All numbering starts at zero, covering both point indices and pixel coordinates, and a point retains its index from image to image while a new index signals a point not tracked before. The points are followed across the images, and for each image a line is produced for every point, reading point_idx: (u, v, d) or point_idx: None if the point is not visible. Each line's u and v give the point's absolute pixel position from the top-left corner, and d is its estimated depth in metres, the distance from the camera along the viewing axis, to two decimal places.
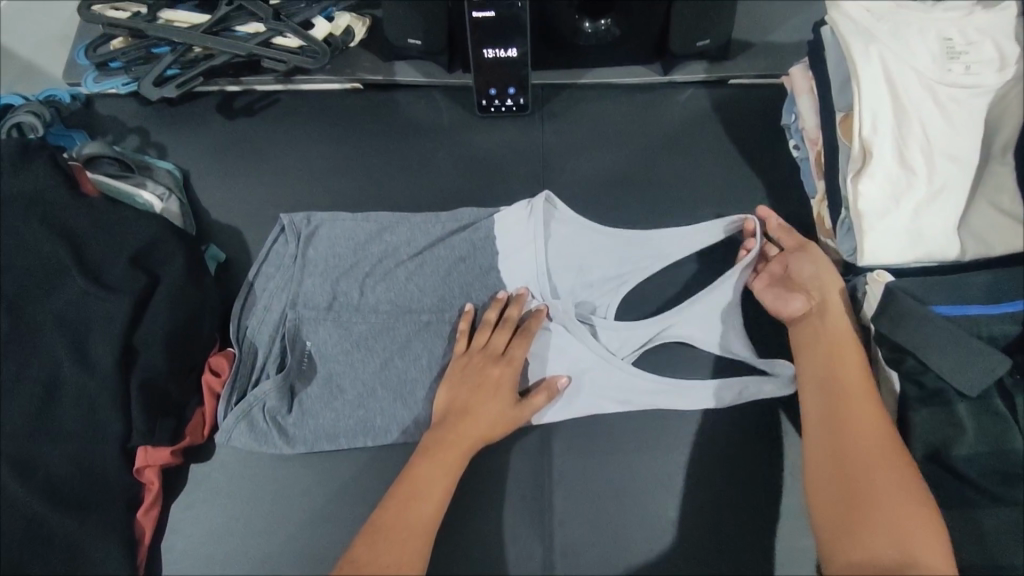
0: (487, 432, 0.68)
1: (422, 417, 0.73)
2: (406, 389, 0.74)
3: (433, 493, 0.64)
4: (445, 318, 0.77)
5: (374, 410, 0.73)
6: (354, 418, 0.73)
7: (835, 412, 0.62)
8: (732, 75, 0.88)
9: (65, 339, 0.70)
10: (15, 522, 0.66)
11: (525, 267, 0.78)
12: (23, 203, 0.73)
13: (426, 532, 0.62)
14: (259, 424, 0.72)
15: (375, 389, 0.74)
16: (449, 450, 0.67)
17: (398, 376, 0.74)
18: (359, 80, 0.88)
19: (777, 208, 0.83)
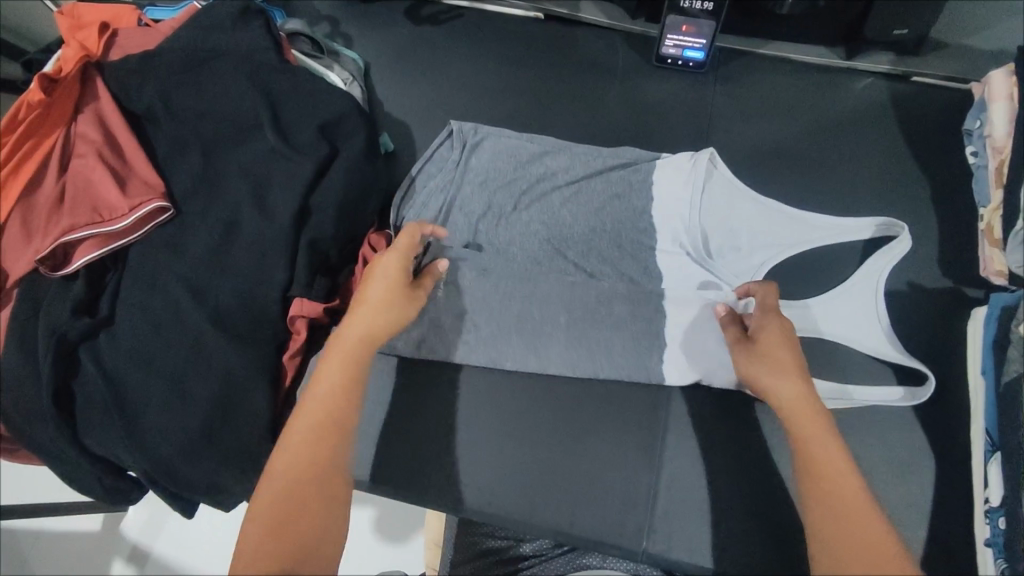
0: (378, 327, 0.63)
1: (556, 335, 0.75)
2: (545, 308, 0.76)
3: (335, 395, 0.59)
4: (592, 250, 0.79)
5: (509, 321, 0.75)
6: (492, 324, 0.75)
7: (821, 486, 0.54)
8: (917, 72, 0.86)
9: (249, 187, 0.76)
10: (181, 338, 0.72)
11: (679, 221, 0.78)
12: (236, 57, 0.79)
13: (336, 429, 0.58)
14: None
15: (513, 300, 0.76)
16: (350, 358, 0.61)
17: (540, 292, 0.76)
18: (543, 10, 0.92)
19: (940, 212, 0.81)
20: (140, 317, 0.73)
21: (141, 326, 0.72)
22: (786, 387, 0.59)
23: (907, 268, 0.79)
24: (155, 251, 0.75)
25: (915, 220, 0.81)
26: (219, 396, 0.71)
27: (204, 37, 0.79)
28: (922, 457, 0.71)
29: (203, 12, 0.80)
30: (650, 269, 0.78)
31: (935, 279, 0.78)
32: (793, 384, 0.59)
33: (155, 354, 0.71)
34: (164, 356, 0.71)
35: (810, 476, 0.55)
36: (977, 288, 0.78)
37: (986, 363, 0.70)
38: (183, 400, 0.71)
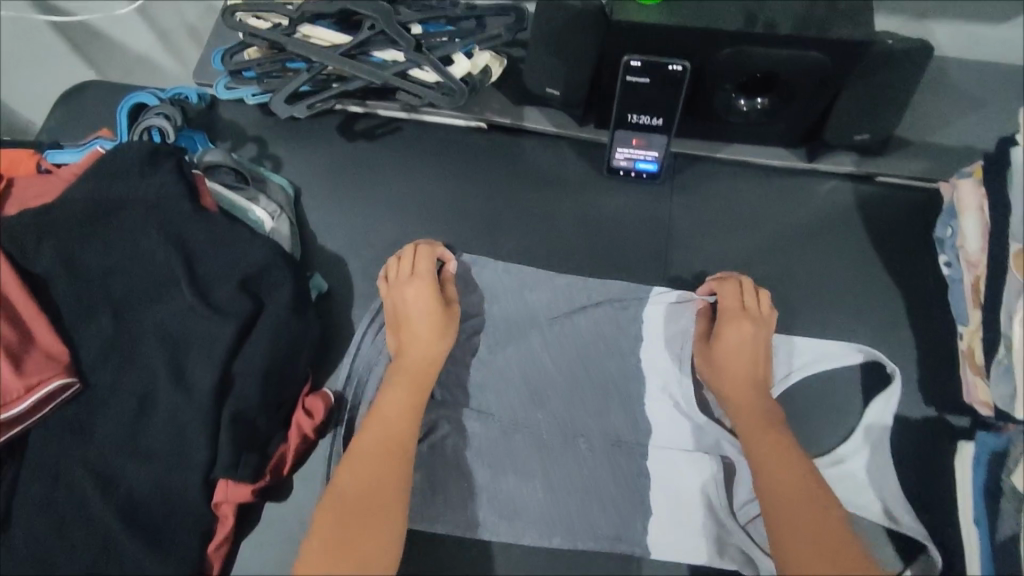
0: (432, 351, 0.71)
1: (530, 501, 0.70)
2: (525, 470, 0.71)
3: (422, 367, 0.70)
4: (575, 400, 0.74)
5: (479, 489, 0.70)
6: (463, 490, 0.70)
7: (784, 501, 0.60)
8: (882, 172, 0.81)
9: (165, 356, 0.68)
10: (89, 541, 0.63)
11: (663, 369, 0.75)
12: (143, 208, 0.71)
13: (387, 455, 0.63)
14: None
15: (487, 463, 0.71)
16: (408, 378, 0.69)
17: (518, 451, 0.72)
18: (486, 120, 0.85)
19: (916, 328, 0.76)
20: (42, 518, 0.64)
21: (42, 529, 0.64)
22: (751, 410, 0.68)
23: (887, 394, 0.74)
24: (58, 434, 0.67)
25: (890, 338, 0.76)
26: None
27: (108, 187, 0.71)
28: None
29: (105, 156, 0.72)
30: (639, 423, 0.73)
31: (918, 405, 0.73)
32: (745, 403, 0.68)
33: (60, 561, 0.63)
34: (69, 563, 0.63)
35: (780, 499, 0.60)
36: (962, 415, 0.72)
37: (979, 511, 0.65)
38: None
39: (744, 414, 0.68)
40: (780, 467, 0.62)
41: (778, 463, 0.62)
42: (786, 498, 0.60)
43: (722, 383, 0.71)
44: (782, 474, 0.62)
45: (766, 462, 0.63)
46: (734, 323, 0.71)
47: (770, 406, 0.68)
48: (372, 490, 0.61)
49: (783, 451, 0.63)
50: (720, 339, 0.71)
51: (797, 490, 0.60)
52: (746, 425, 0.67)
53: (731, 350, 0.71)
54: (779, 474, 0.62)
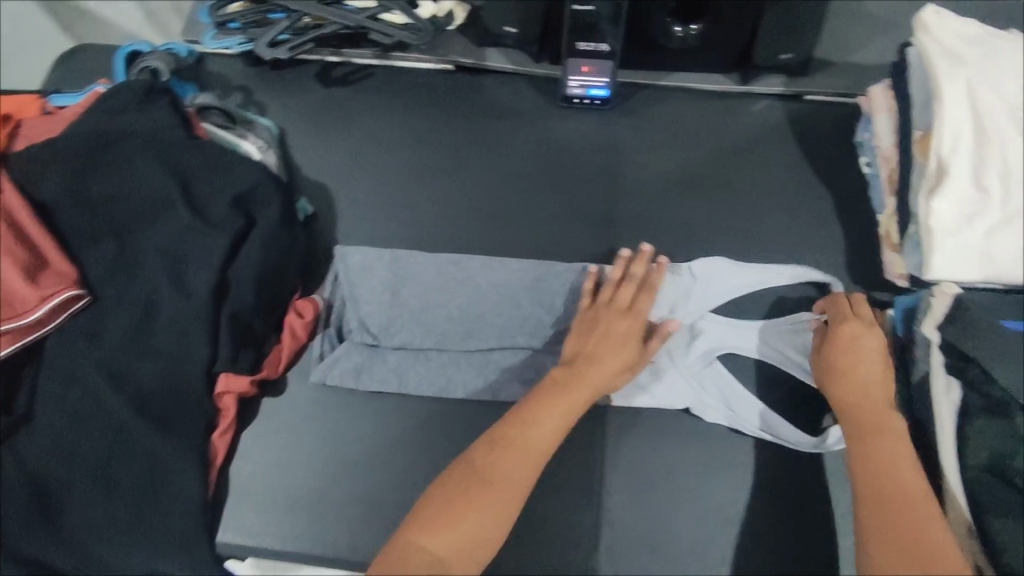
0: (549, 437, 0.67)
1: (498, 359, 0.77)
2: (490, 334, 0.77)
3: (535, 453, 0.66)
4: (531, 270, 0.80)
5: (452, 356, 0.77)
6: (437, 357, 0.77)
7: (888, 495, 0.58)
8: (809, 91, 0.91)
9: (166, 267, 0.76)
10: (104, 430, 0.71)
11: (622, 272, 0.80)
12: (141, 138, 0.79)
13: (539, 458, 0.66)
14: (354, 351, 0.77)
15: (452, 330, 0.78)
16: (568, 402, 0.68)
17: (481, 318, 0.78)
18: (451, 62, 0.93)
19: (842, 221, 0.85)
20: (61, 412, 0.71)
21: (62, 421, 0.71)
22: (889, 452, 0.61)
23: None
24: (71, 339, 0.74)
25: (820, 231, 0.85)
26: (147, 484, 0.70)
27: (109, 121, 0.79)
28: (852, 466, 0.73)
29: (106, 95, 0.80)
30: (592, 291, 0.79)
31: (845, 286, 0.82)
32: (864, 390, 0.66)
33: (78, 448, 0.70)
34: (88, 448, 0.70)
35: (882, 496, 0.59)
36: (884, 292, 0.81)
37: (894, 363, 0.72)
38: (110, 491, 0.69)
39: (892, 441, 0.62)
40: (887, 455, 0.61)
41: (901, 465, 0.60)
42: (902, 531, 0.56)
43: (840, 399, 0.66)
44: (892, 469, 0.60)
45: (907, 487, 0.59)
46: (867, 334, 0.68)
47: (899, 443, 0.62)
48: (448, 533, 0.60)
49: (897, 439, 0.62)
50: (833, 342, 0.69)
51: (902, 471, 0.60)
52: (859, 407, 0.65)
53: (862, 354, 0.67)
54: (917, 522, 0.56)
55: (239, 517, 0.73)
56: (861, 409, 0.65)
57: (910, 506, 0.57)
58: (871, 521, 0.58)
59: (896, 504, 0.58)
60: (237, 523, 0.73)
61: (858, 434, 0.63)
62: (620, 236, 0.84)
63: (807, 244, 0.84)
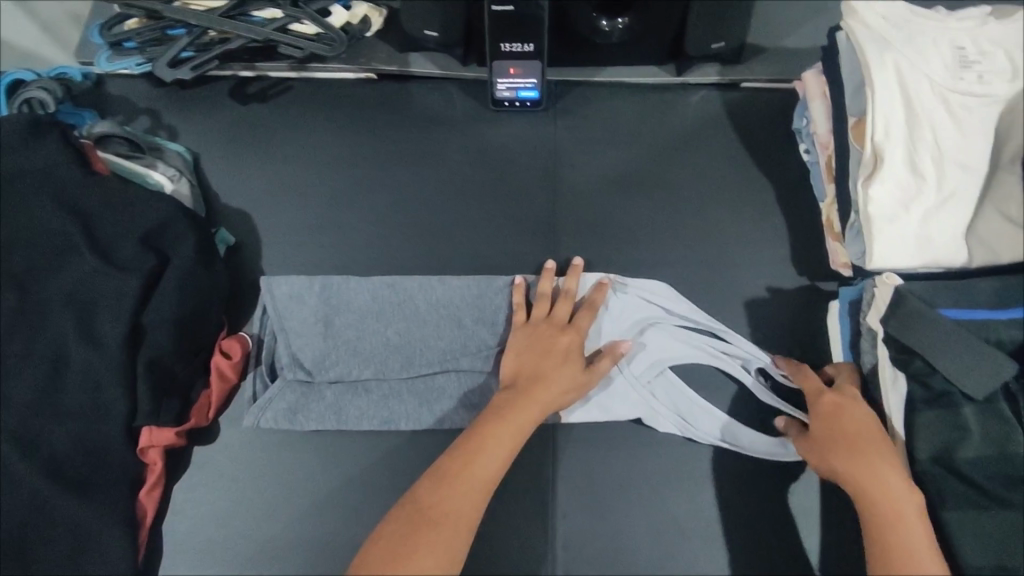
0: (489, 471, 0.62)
1: (442, 385, 0.73)
2: (432, 360, 0.74)
3: (481, 482, 0.62)
4: (473, 287, 0.75)
5: (394, 387, 0.73)
6: (378, 389, 0.73)
7: (887, 552, 0.56)
8: (744, 78, 0.88)
9: (72, 316, 0.70)
10: (15, 501, 0.65)
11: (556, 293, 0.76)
12: (35, 177, 0.73)
13: (485, 488, 0.62)
14: (288, 387, 0.73)
15: (393, 359, 0.74)
16: (511, 435, 0.64)
17: (423, 344, 0.74)
18: (373, 70, 0.88)
19: (785, 212, 0.84)
20: None
21: None
22: (873, 475, 0.59)
23: (764, 272, 0.81)
24: None
25: (764, 223, 0.83)
26: (70, 555, 0.65)
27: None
28: (808, 463, 0.72)
29: None
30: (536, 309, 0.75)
31: (791, 278, 0.80)
32: (863, 448, 0.60)
33: None
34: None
35: (884, 558, 0.56)
36: (830, 282, 0.80)
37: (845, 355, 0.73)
38: (28, 567, 0.64)
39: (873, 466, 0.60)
40: (881, 504, 0.58)
41: (896, 511, 0.57)
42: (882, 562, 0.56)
43: (836, 463, 0.61)
44: (889, 518, 0.57)
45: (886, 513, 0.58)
46: (842, 403, 0.64)
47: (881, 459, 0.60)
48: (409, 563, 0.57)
49: (887, 480, 0.59)
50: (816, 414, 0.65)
51: (903, 520, 0.57)
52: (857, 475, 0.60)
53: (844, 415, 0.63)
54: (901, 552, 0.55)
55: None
56: (854, 464, 0.60)
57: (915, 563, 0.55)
58: None
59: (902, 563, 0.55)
60: None
61: (852, 484, 0.60)
62: (561, 243, 0.81)
63: (751, 237, 0.82)
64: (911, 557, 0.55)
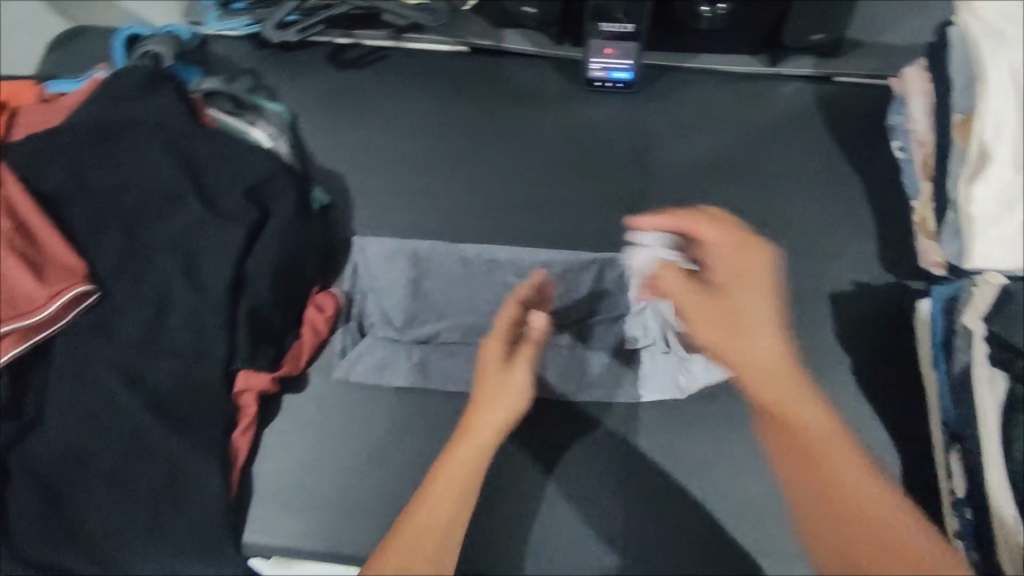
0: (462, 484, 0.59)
1: None
2: None
3: (440, 523, 0.56)
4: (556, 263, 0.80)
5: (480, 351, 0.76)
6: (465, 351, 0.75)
7: (833, 502, 0.52)
8: (838, 72, 0.88)
9: (178, 260, 0.72)
10: (119, 431, 0.68)
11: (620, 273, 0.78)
12: (149, 124, 0.75)
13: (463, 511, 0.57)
14: (373, 346, 0.76)
15: (478, 323, 0.77)
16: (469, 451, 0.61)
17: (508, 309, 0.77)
18: (467, 43, 0.90)
19: (875, 208, 0.83)
20: (72, 413, 0.68)
21: (74, 422, 0.68)
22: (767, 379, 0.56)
23: (850, 266, 0.80)
24: (82, 338, 0.71)
25: (852, 217, 0.83)
26: (168, 487, 0.67)
27: (112, 108, 0.75)
28: (891, 456, 0.71)
29: (107, 80, 0.77)
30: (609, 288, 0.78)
31: (878, 274, 0.80)
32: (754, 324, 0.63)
33: (95, 450, 0.67)
34: (105, 451, 0.67)
35: (828, 503, 0.52)
36: (918, 280, 0.79)
37: (936, 356, 0.72)
38: (128, 494, 0.67)
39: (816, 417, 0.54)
40: (808, 457, 0.53)
41: (843, 456, 0.53)
42: (852, 538, 0.50)
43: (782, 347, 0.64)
44: (826, 474, 0.52)
45: (846, 479, 0.52)
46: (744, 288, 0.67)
47: (820, 419, 0.54)
48: None
49: (830, 435, 0.53)
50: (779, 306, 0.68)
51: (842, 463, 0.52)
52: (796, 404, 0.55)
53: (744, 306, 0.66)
54: (843, 497, 0.51)
55: (264, 518, 0.71)
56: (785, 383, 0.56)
57: (861, 507, 0.51)
58: (830, 545, 0.51)
59: (848, 504, 0.51)
60: (262, 523, 0.70)
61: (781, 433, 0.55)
62: None
63: (839, 231, 0.82)
64: (856, 504, 0.51)
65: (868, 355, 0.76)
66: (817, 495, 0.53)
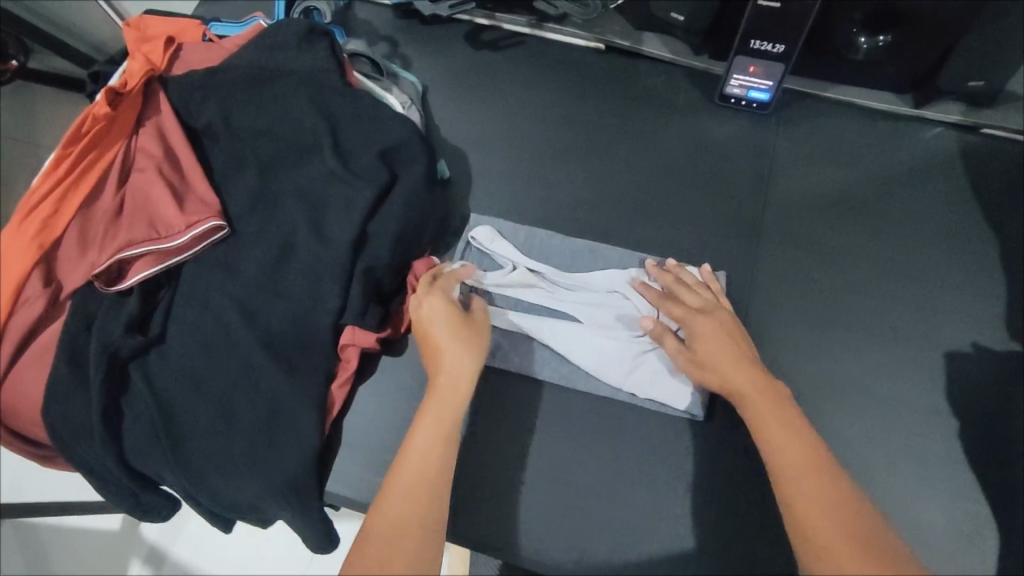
0: (444, 438, 0.59)
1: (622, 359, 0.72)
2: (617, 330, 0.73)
3: (428, 471, 0.56)
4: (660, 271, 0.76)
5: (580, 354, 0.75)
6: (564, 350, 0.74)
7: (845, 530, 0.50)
8: (989, 124, 0.84)
9: (306, 209, 0.75)
10: (232, 361, 0.71)
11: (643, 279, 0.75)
12: (300, 77, 0.78)
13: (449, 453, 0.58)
14: (528, 280, 0.75)
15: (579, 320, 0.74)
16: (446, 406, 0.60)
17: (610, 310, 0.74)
18: (605, 41, 0.90)
19: (1007, 271, 0.79)
20: (192, 337, 0.72)
21: (192, 346, 0.72)
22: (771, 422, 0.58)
23: (970, 326, 0.77)
24: (209, 268, 0.75)
25: (981, 277, 0.79)
26: (267, 422, 0.70)
27: (269, 58, 0.79)
28: (989, 531, 0.68)
29: (269, 30, 0.80)
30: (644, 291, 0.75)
31: (1001, 340, 0.76)
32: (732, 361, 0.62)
33: (206, 375, 0.71)
34: (215, 378, 0.71)
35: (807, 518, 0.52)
36: None
37: None
38: (232, 422, 0.70)
39: (801, 484, 0.53)
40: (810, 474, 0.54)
41: (816, 471, 0.54)
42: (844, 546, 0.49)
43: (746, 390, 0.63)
44: (816, 485, 0.53)
45: (825, 525, 0.50)
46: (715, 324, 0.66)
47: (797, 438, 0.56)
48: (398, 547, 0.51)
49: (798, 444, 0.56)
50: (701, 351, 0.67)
51: (816, 470, 0.54)
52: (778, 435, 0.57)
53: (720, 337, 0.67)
54: (812, 521, 0.51)
55: (348, 468, 0.74)
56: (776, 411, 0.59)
57: (849, 521, 0.51)
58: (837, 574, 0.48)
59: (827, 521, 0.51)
60: (346, 474, 0.74)
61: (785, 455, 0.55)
62: (762, 248, 0.81)
63: (964, 288, 0.79)
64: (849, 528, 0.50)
65: (979, 421, 0.72)
66: (789, 512, 0.53)
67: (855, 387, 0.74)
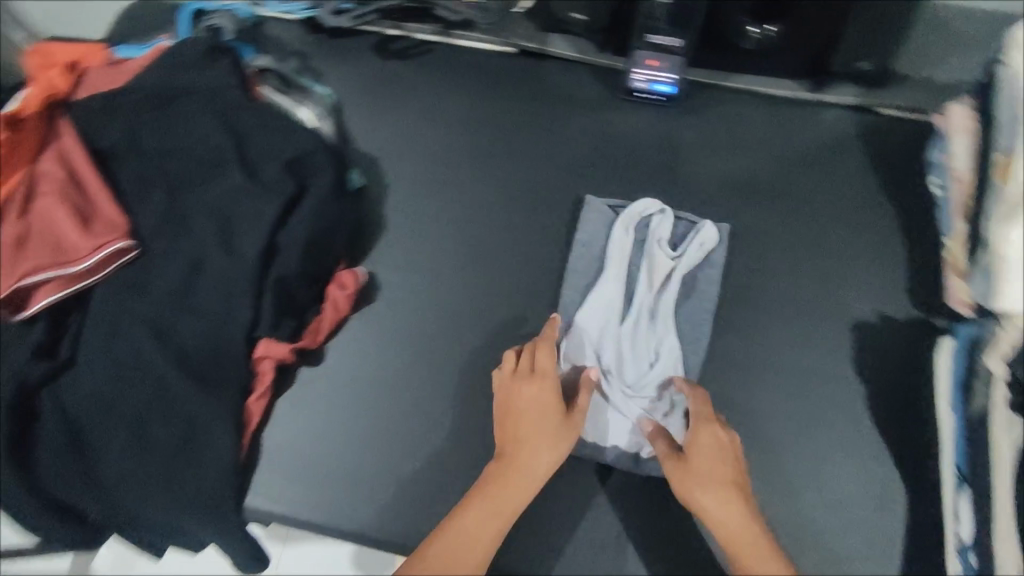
0: (509, 500, 0.62)
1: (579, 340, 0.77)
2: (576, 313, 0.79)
3: (491, 522, 0.60)
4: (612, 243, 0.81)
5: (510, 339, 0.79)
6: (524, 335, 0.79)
7: None
8: (878, 104, 0.87)
9: (214, 226, 0.75)
10: (144, 383, 0.71)
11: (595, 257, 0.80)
12: (204, 94, 0.79)
13: (509, 513, 0.62)
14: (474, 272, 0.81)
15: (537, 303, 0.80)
16: (511, 473, 0.64)
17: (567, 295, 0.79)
18: (513, 44, 0.92)
19: (905, 242, 0.82)
20: (101, 360, 0.71)
21: (103, 370, 0.71)
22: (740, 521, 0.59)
23: (873, 297, 0.80)
24: (117, 292, 0.74)
25: (881, 249, 0.82)
26: (182, 441, 0.70)
27: (171, 76, 0.79)
28: (890, 491, 0.72)
29: (171, 49, 0.80)
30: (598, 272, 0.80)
31: (903, 308, 0.79)
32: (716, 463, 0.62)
33: (119, 399, 0.70)
34: (129, 400, 0.70)
35: None
36: (943, 318, 0.78)
37: (952, 393, 0.71)
38: (146, 444, 0.70)
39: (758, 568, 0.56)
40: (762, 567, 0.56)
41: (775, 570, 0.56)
42: None
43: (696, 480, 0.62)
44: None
45: None
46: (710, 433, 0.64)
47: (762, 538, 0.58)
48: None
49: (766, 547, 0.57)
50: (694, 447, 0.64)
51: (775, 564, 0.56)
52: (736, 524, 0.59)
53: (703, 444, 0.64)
54: None
55: (270, 482, 0.74)
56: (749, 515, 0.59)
57: None
58: None
59: None
60: (267, 487, 0.74)
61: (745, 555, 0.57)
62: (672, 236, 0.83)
63: (865, 261, 0.81)
64: None
65: (884, 388, 0.75)
66: None
67: (766, 365, 0.77)
